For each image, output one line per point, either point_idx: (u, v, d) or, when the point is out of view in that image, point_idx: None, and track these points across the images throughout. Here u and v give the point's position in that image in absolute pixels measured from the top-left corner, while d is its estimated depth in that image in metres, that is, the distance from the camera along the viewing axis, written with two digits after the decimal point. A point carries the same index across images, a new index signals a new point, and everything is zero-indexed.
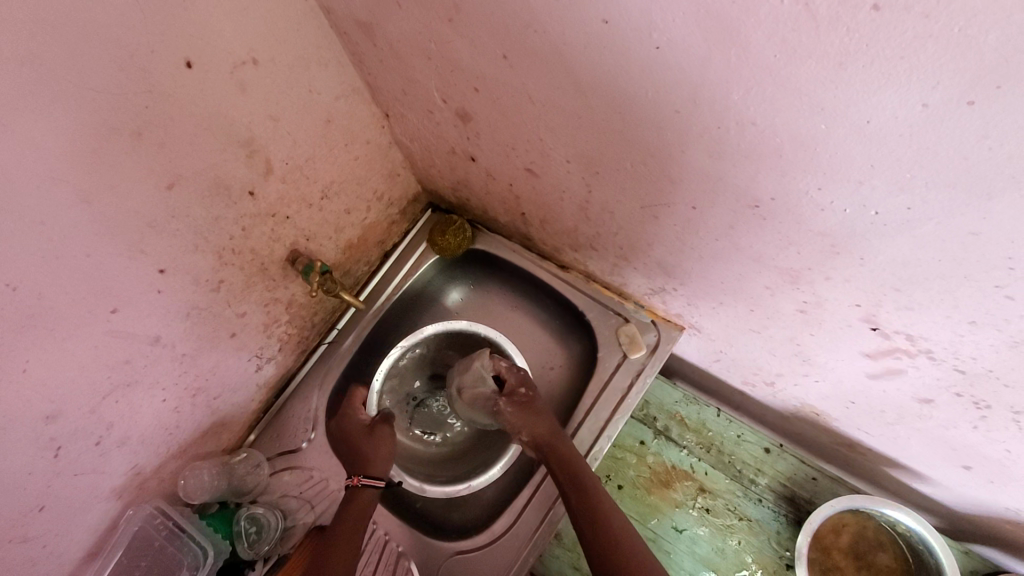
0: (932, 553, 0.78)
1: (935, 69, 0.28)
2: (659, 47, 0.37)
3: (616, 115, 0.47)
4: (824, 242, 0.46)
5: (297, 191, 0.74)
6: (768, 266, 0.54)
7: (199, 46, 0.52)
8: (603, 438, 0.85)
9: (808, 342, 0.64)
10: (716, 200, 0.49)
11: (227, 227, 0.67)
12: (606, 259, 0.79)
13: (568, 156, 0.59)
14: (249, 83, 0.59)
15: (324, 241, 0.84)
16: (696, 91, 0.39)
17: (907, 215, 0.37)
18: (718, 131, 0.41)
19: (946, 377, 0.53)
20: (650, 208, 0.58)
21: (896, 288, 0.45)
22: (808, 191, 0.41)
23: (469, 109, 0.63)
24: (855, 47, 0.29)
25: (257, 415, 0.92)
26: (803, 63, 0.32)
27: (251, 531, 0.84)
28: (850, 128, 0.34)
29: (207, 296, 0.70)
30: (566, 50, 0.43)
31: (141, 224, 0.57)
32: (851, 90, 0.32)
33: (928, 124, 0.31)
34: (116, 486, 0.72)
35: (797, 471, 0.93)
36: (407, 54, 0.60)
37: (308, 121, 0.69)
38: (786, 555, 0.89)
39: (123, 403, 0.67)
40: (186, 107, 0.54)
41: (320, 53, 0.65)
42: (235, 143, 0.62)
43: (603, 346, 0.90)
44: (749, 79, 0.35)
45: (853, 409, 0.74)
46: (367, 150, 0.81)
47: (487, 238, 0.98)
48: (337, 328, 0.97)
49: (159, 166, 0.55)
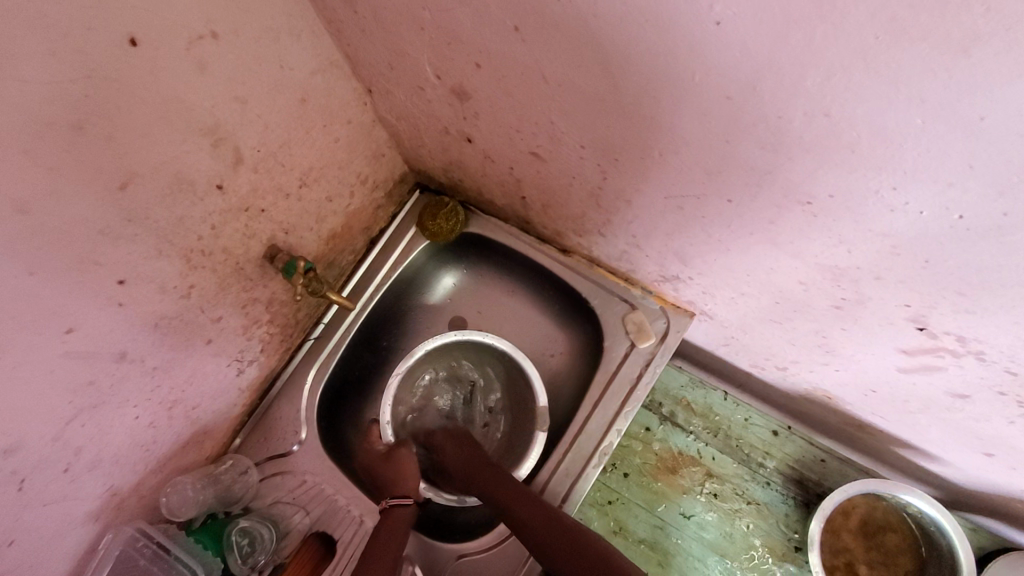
0: (945, 535, 0.77)
1: None
2: (719, 23, 0.31)
3: (649, 98, 0.40)
4: (883, 244, 0.41)
5: (271, 180, 0.66)
6: (808, 263, 0.49)
7: (145, 18, 0.43)
8: (613, 432, 0.81)
9: (836, 336, 0.60)
10: (759, 194, 0.44)
11: (194, 226, 0.59)
12: (614, 245, 0.73)
13: (583, 141, 0.52)
14: (210, 61, 0.50)
15: (305, 233, 0.76)
16: (758, 74, 0.33)
17: (1000, 221, 0.32)
18: (778, 121, 0.35)
19: (991, 377, 0.50)
20: (675, 199, 0.52)
21: (960, 292, 0.41)
22: (877, 191, 0.36)
23: (467, 87, 0.55)
24: (991, 29, 0.23)
25: (241, 418, 0.86)
26: (912, 46, 0.26)
27: (243, 543, 0.78)
28: (955, 125, 0.28)
29: (177, 303, 0.62)
30: (596, 23, 0.36)
31: (94, 232, 0.49)
32: (970, 80, 0.26)
33: None
34: (90, 511, 0.66)
35: (805, 453, 0.92)
36: (395, 23, 0.51)
37: (280, 100, 0.60)
38: (795, 538, 0.88)
39: (90, 426, 0.60)
40: (136, 93, 0.46)
41: (291, 22, 0.56)
42: (198, 132, 0.53)
43: (610, 334, 0.85)
44: (834, 62, 0.29)
45: (872, 397, 0.71)
46: (348, 131, 0.73)
47: (482, 221, 0.92)
48: (323, 323, 0.91)
49: (109, 164, 0.47)
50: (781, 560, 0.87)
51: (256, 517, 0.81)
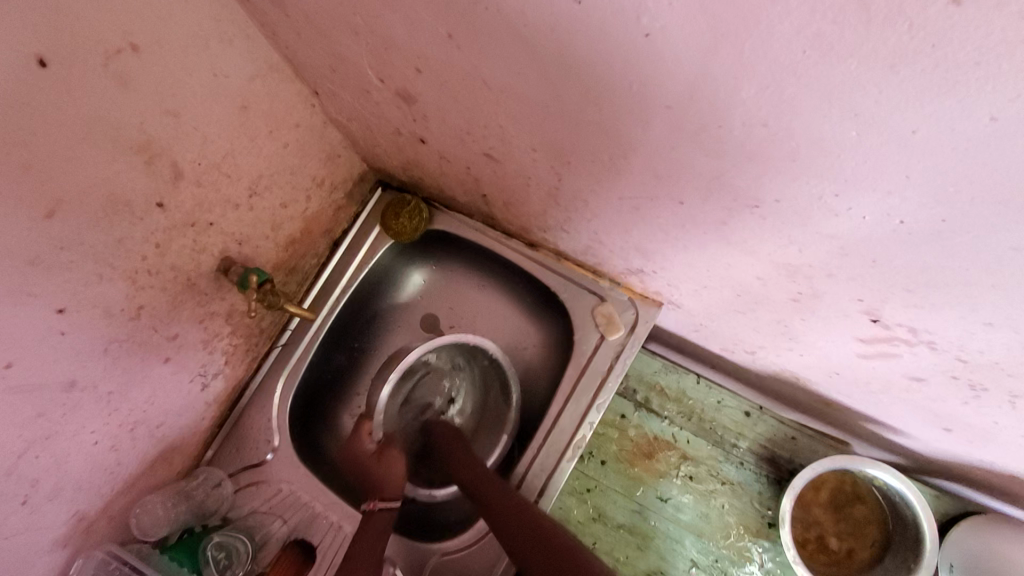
0: (909, 506, 0.79)
1: (1017, 81, 0.22)
2: (648, 35, 0.29)
3: (592, 107, 0.39)
4: (832, 245, 0.40)
5: (218, 192, 0.63)
6: (763, 260, 0.49)
7: (53, 38, 0.40)
8: (586, 425, 0.81)
9: (798, 325, 0.60)
10: (710, 197, 0.43)
11: (137, 247, 0.57)
12: (578, 240, 0.72)
13: (534, 144, 0.50)
14: (132, 75, 0.47)
15: (261, 241, 0.74)
16: (694, 86, 0.31)
17: (941, 226, 0.32)
18: (718, 130, 0.34)
19: (944, 363, 0.51)
20: (630, 200, 0.51)
21: (908, 289, 0.41)
22: (821, 197, 0.35)
23: (412, 91, 0.53)
24: (915, 47, 0.22)
25: (211, 430, 0.85)
26: (839, 62, 0.25)
27: (220, 557, 0.78)
28: (889, 139, 0.28)
29: (127, 326, 0.60)
30: (527, 33, 0.35)
31: (23, 264, 0.46)
32: (899, 96, 0.25)
33: (992, 140, 0.25)
34: (56, 540, 0.64)
35: (776, 432, 0.94)
36: (329, 28, 0.49)
37: (217, 109, 0.57)
38: (768, 514, 0.91)
39: (45, 456, 0.59)
40: (51, 116, 0.43)
41: (220, 27, 0.53)
42: (129, 150, 0.50)
43: (579, 327, 0.85)
44: (765, 76, 0.28)
45: (836, 378, 0.72)
46: (297, 135, 0.70)
47: (446, 217, 0.90)
48: (290, 329, 0.89)
49: (30, 193, 0.44)
50: (755, 536, 0.90)
51: (232, 530, 0.80)
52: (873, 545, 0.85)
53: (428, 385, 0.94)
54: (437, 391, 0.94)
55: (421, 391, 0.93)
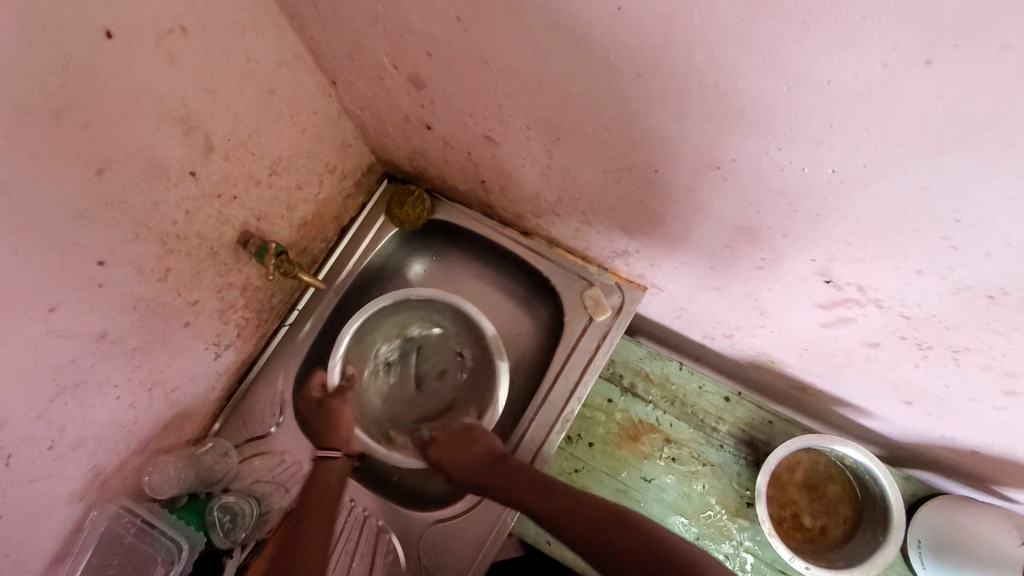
0: (877, 481, 0.84)
1: (895, 29, 0.28)
2: (621, 8, 0.36)
3: (577, 80, 0.46)
4: (783, 202, 0.47)
5: (242, 168, 0.70)
6: (729, 225, 0.55)
7: (118, 12, 0.47)
8: (574, 400, 0.86)
9: (766, 296, 0.66)
10: (679, 163, 0.49)
11: (170, 211, 0.63)
12: (568, 223, 0.79)
13: (529, 122, 0.57)
14: (179, 53, 0.54)
15: (277, 220, 0.80)
16: (659, 53, 0.38)
17: (863, 172, 0.39)
18: (681, 94, 0.41)
19: (892, 323, 0.56)
20: (612, 172, 0.58)
21: (849, 243, 0.47)
22: (768, 152, 0.42)
23: (422, 75, 0.60)
24: (818, 6, 0.29)
25: (220, 402, 0.89)
26: (766, 23, 0.32)
27: (225, 519, 0.82)
28: (812, 89, 0.34)
29: (155, 286, 0.66)
30: (524, 12, 0.42)
31: (73, 214, 0.52)
32: (813, 51, 0.32)
33: (886, 84, 0.31)
34: (74, 490, 0.68)
35: (754, 416, 0.99)
36: (351, 17, 0.56)
37: (247, 90, 0.64)
38: (747, 494, 0.95)
39: (74, 405, 0.63)
40: (111, 83, 0.49)
41: (255, 18, 0.60)
42: (170, 120, 0.57)
43: (569, 310, 0.91)
44: (712, 40, 0.35)
45: (805, 355, 0.78)
46: (315, 122, 0.77)
47: (446, 207, 0.96)
48: (298, 309, 0.94)
49: (86, 150, 0.50)
50: (735, 515, 0.94)
51: (238, 495, 0.84)
52: (844, 522, 0.89)
53: (434, 356, 0.99)
54: (446, 358, 0.99)
55: (428, 364, 0.99)
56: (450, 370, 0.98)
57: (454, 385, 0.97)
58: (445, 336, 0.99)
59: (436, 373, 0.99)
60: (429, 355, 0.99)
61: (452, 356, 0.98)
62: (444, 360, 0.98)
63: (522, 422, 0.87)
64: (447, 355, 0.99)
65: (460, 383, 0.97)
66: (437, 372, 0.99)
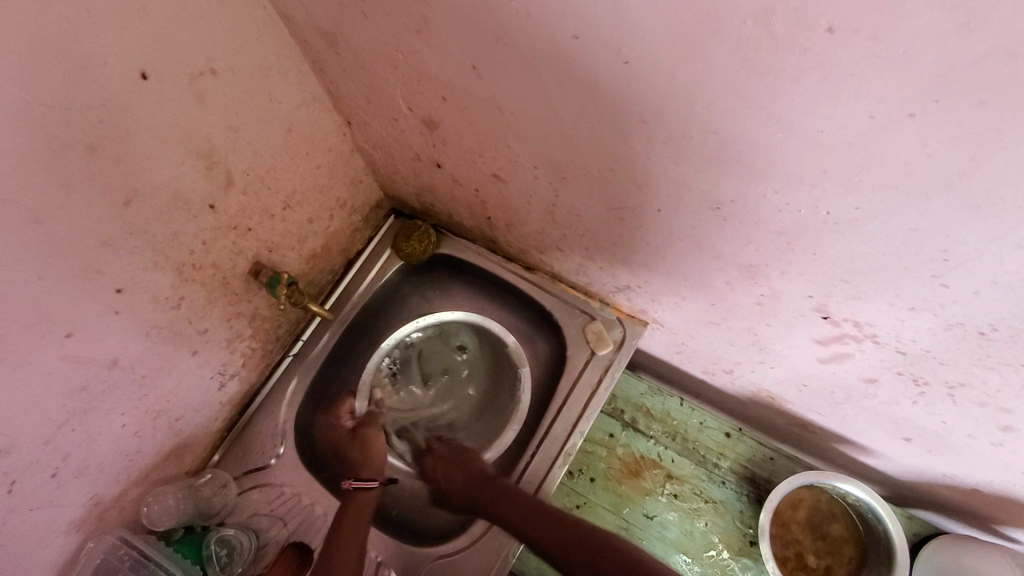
0: (880, 520, 0.84)
1: (880, 85, 0.31)
2: (628, 61, 0.39)
3: (584, 125, 0.49)
4: (780, 241, 0.49)
5: (258, 202, 0.72)
6: (729, 262, 0.57)
7: (154, 56, 0.50)
8: (576, 433, 0.87)
9: (765, 331, 0.68)
10: (680, 203, 0.52)
11: (187, 241, 0.64)
12: (572, 259, 0.81)
13: (536, 162, 0.60)
14: (208, 93, 0.57)
15: (288, 252, 0.82)
16: (664, 102, 0.41)
17: (855, 214, 0.41)
18: (683, 139, 0.44)
19: (889, 359, 0.58)
20: (617, 211, 0.60)
21: (845, 280, 0.49)
22: (766, 194, 0.44)
23: (435, 116, 0.63)
24: (810, 64, 0.32)
25: (221, 433, 0.89)
26: (763, 78, 0.34)
27: (222, 554, 0.80)
28: (805, 137, 0.37)
29: (167, 314, 0.67)
30: (537, 61, 0.45)
31: (98, 243, 0.54)
32: (806, 102, 0.34)
33: (874, 133, 0.34)
34: (73, 519, 0.67)
35: (755, 452, 0.99)
36: (371, 63, 0.59)
37: (269, 129, 0.67)
38: (750, 533, 0.95)
39: (80, 431, 0.63)
40: (143, 119, 0.52)
41: (280, 62, 0.64)
42: (195, 155, 0.60)
43: (572, 344, 0.92)
44: (712, 92, 0.38)
45: (805, 391, 0.79)
46: (328, 158, 0.80)
47: (452, 242, 0.99)
48: (303, 340, 0.95)
49: (115, 182, 0.52)
50: (738, 554, 0.93)
51: (236, 528, 0.83)
52: (849, 563, 0.89)
53: (435, 356, 1.03)
54: (448, 355, 1.03)
55: (432, 363, 1.03)
56: (453, 363, 1.03)
57: (463, 375, 1.03)
58: (442, 332, 1.02)
59: (442, 370, 1.03)
60: (433, 357, 1.03)
61: (452, 350, 1.03)
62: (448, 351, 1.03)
63: (528, 450, 0.88)
64: (449, 351, 1.03)
65: (467, 373, 1.03)
66: (441, 369, 1.03)
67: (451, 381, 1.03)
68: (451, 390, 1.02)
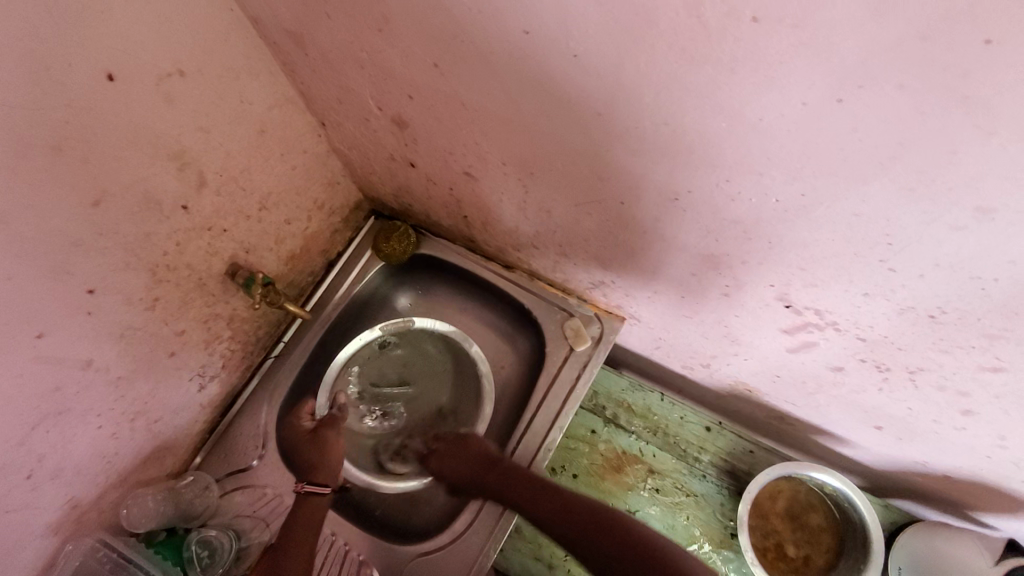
0: (856, 508, 0.85)
1: (809, 74, 0.32)
2: (576, 55, 0.40)
3: (543, 118, 0.50)
4: (737, 229, 0.50)
5: (232, 203, 0.73)
6: (693, 253, 0.58)
7: (120, 58, 0.51)
8: (556, 428, 0.87)
9: (734, 323, 0.69)
10: (642, 195, 0.53)
11: (160, 243, 0.65)
12: (547, 256, 0.82)
13: (504, 159, 0.61)
14: (176, 95, 0.58)
15: (265, 253, 0.83)
16: (613, 95, 0.42)
17: (802, 201, 0.42)
18: (637, 131, 0.45)
19: (851, 346, 0.59)
20: (584, 206, 0.61)
21: (801, 268, 0.50)
22: (718, 184, 0.46)
23: (404, 116, 0.64)
24: (742, 53, 0.33)
25: (202, 436, 0.89)
26: (701, 68, 0.36)
27: (203, 555, 0.80)
28: (747, 125, 0.38)
29: (142, 314, 0.67)
30: (492, 56, 0.46)
31: (67, 243, 0.54)
32: (744, 91, 0.36)
33: (809, 119, 0.35)
34: (50, 523, 0.68)
35: (735, 445, 1.00)
36: (338, 63, 0.60)
37: (241, 130, 0.68)
38: (730, 525, 0.96)
39: (55, 433, 0.63)
40: (110, 121, 0.53)
41: (250, 65, 0.65)
42: (166, 156, 0.60)
43: (550, 340, 0.93)
44: (657, 83, 0.39)
45: (778, 382, 0.80)
46: (304, 160, 0.81)
47: (431, 242, 1.00)
48: (284, 341, 0.95)
49: (83, 182, 0.53)
50: (719, 546, 0.94)
51: (218, 530, 0.82)
52: (827, 553, 0.90)
53: (388, 370, 1.01)
54: (394, 360, 1.02)
55: (389, 377, 1.01)
56: (408, 359, 1.02)
57: (420, 361, 1.02)
58: (370, 357, 1.00)
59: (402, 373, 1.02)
60: (391, 375, 1.01)
61: (392, 353, 1.02)
62: (390, 364, 1.02)
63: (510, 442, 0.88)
64: (391, 358, 1.02)
65: (423, 352, 1.03)
66: (403, 377, 1.02)
67: (421, 373, 1.02)
68: (428, 378, 1.02)
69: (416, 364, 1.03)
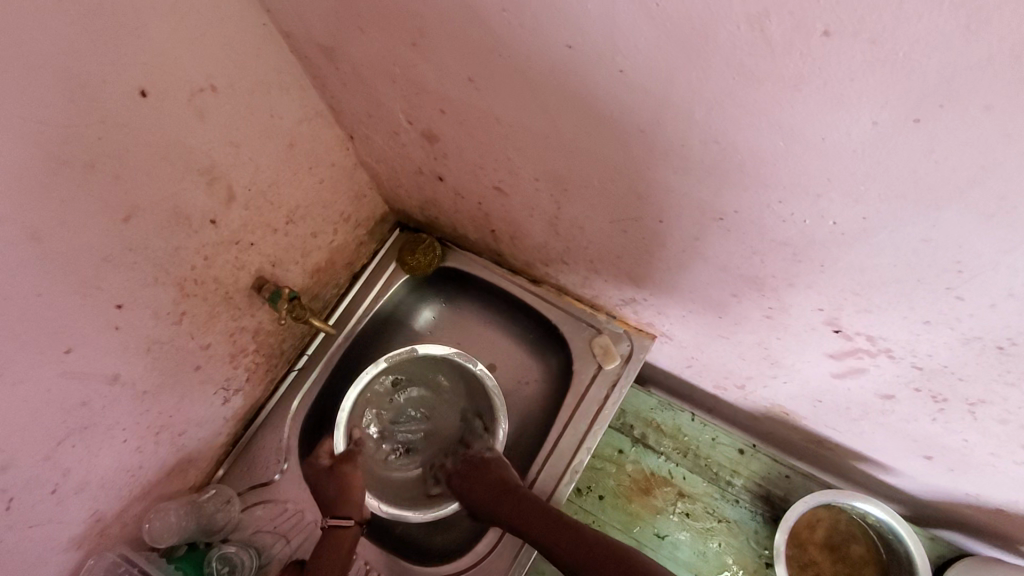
0: (902, 542, 0.80)
1: (882, 93, 0.30)
2: (623, 70, 0.38)
3: (581, 135, 0.48)
4: (786, 252, 0.47)
5: (260, 217, 0.72)
6: (735, 274, 0.55)
7: (154, 74, 0.50)
8: (583, 450, 0.84)
9: (775, 345, 0.66)
10: (683, 214, 0.51)
11: (188, 257, 0.64)
12: (576, 271, 0.80)
13: (536, 174, 0.59)
14: (208, 110, 0.58)
15: (291, 266, 0.82)
16: (659, 112, 0.40)
17: (863, 224, 0.39)
18: (683, 149, 0.42)
19: (905, 374, 0.55)
20: (619, 223, 0.59)
21: (856, 293, 0.47)
22: (769, 205, 0.43)
23: (435, 130, 0.63)
24: (809, 70, 0.31)
25: (224, 449, 0.88)
26: (759, 84, 0.33)
27: (224, 572, 0.79)
28: (807, 145, 0.36)
29: (169, 329, 0.67)
30: (531, 71, 0.44)
31: (97, 258, 0.54)
32: (806, 109, 0.33)
33: (878, 140, 0.32)
34: (74, 536, 0.67)
35: (770, 469, 0.96)
36: (369, 76, 0.59)
37: (270, 145, 0.67)
38: (765, 554, 0.92)
39: (81, 447, 0.62)
40: (143, 137, 0.52)
41: (280, 79, 0.64)
42: (196, 171, 0.60)
43: (578, 358, 0.90)
44: (710, 100, 0.36)
45: (820, 407, 0.76)
46: (332, 173, 0.81)
47: (457, 256, 0.98)
48: (307, 354, 0.94)
49: (115, 198, 0.53)
50: None
51: (237, 546, 0.81)
52: None
53: (401, 410, 0.97)
54: (404, 398, 0.97)
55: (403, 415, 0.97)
56: (417, 390, 0.98)
57: (428, 388, 0.98)
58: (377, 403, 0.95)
59: (414, 407, 0.97)
60: (403, 411, 0.97)
61: (400, 389, 0.97)
62: (397, 403, 0.97)
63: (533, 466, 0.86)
64: (401, 398, 0.97)
65: (430, 380, 0.98)
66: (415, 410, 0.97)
67: (431, 399, 0.98)
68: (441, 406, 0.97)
69: (429, 399, 0.98)
